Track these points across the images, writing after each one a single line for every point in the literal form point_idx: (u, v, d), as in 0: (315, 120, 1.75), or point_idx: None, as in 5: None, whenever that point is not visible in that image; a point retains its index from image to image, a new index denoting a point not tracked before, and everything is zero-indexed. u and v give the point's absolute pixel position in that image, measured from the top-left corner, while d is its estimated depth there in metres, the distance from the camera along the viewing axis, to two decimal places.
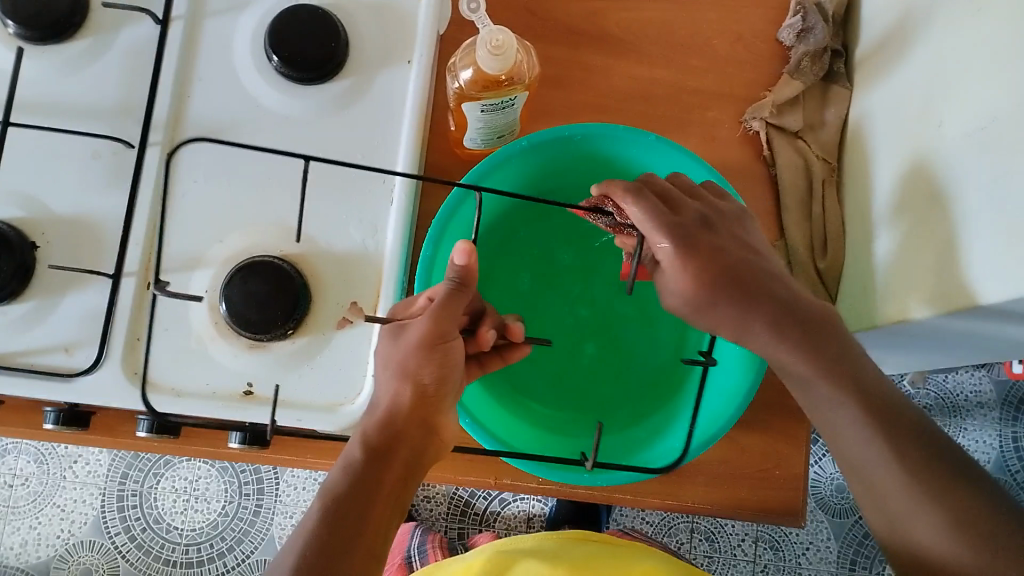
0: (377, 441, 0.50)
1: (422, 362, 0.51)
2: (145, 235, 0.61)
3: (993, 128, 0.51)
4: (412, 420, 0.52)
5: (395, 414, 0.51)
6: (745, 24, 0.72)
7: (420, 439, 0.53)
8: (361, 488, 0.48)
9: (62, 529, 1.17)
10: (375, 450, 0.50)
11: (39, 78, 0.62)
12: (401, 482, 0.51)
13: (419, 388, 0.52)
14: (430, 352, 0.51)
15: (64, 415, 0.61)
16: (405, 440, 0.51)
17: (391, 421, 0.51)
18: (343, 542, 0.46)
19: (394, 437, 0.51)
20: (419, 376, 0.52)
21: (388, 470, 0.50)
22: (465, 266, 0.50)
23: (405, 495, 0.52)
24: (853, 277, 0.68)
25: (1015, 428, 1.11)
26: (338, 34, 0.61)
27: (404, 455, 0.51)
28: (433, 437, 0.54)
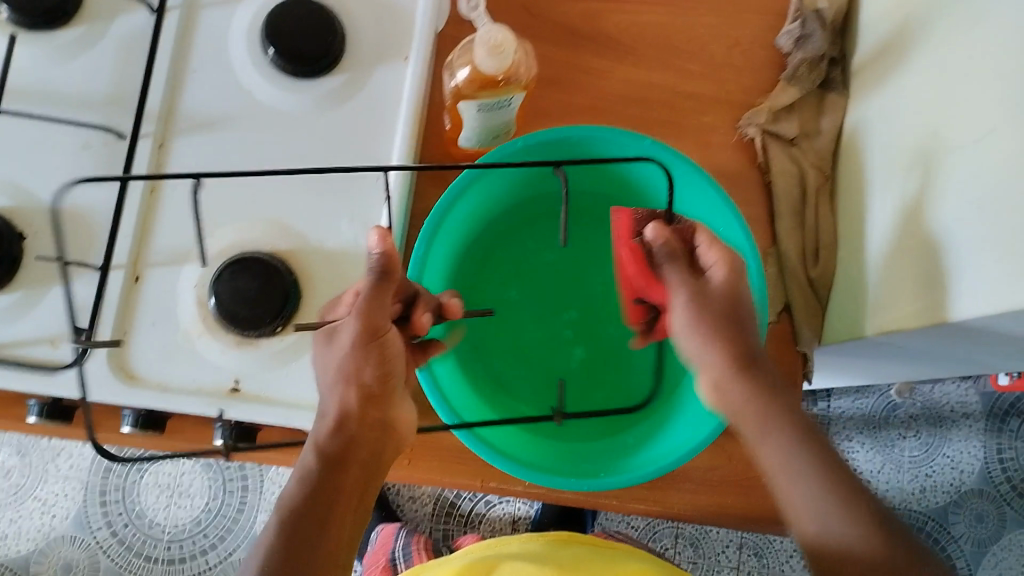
0: (333, 448, 0.50)
1: (362, 362, 0.51)
2: (135, 227, 0.61)
3: (987, 145, 0.51)
4: (367, 423, 0.51)
5: (348, 417, 0.51)
6: (743, 31, 0.72)
7: (378, 438, 0.52)
8: (319, 498, 0.48)
9: (43, 523, 1.16)
10: (331, 458, 0.49)
11: (33, 67, 0.62)
12: (362, 486, 0.51)
13: (363, 390, 0.51)
14: (366, 348, 0.50)
15: (47, 408, 0.61)
16: (360, 443, 0.51)
17: (343, 425, 0.50)
18: (303, 558, 0.46)
19: (349, 442, 0.50)
20: (361, 377, 0.51)
21: (348, 476, 0.50)
22: (383, 255, 0.47)
23: (367, 497, 0.52)
24: (843, 285, 0.69)
25: (999, 441, 1.12)
26: (335, 30, 0.61)
27: (364, 457, 0.51)
28: (391, 433, 0.53)
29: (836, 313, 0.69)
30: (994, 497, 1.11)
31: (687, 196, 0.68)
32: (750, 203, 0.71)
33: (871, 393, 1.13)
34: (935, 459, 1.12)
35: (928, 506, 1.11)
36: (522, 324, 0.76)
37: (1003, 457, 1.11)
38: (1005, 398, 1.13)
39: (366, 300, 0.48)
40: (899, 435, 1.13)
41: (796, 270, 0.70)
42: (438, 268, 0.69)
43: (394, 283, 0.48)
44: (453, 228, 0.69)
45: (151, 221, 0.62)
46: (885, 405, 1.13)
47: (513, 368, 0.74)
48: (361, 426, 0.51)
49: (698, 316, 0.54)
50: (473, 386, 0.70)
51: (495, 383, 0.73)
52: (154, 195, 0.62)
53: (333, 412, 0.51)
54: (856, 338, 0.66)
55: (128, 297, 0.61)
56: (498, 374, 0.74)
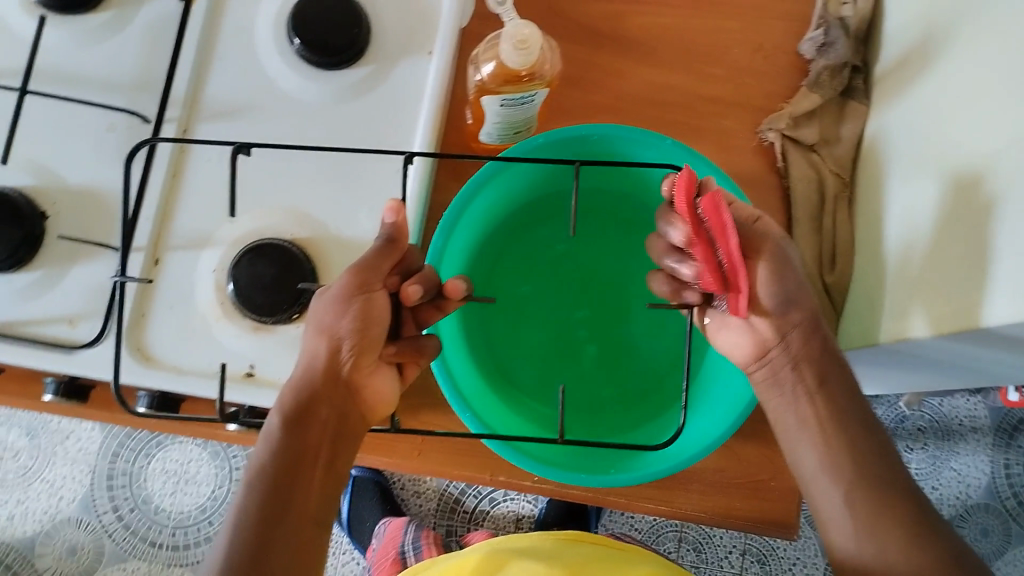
0: (296, 406, 0.50)
1: (340, 313, 0.51)
2: (156, 210, 0.62)
3: (1009, 155, 0.51)
4: (332, 379, 0.51)
5: (310, 373, 0.51)
6: (766, 35, 0.72)
7: (343, 393, 0.52)
8: (288, 456, 0.49)
9: (49, 505, 1.17)
10: (292, 416, 0.50)
11: (61, 50, 0.63)
12: (332, 443, 0.51)
13: (334, 342, 0.51)
14: (347, 300, 0.51)
15: (62, 387, 0.62)
16: (324, 398, 0.51)
17: (309, 384, 0.50)
18: (273, 518, 0.47)
19: (312, 398, 0.50)
20: (336, 330, 0.51)
21: (313, 433, 0.50)
22: (394, 224, 0.51)
23: (341, 454, 0.52)
24: (859, 292, 0.69)
25: (1007, 456, 1.12)
26: (361, 22, 0.62)
27: (329, 413, 0.51)
28: (360, 390, 0.53)
29: (851, 319, 0.70)
30: (999, 512, 1.11)
31: None
32: (767, 207, 0.71)
33: (880, 403, 1.13)
34: (942, 472, 1.12)
35: None
36: (538, 320, 0.76)
37: (1010, 473, 1.11)
38: (1014, 414, 1.13)
39: (366, 258, 0.52)
40: (907, 447, 1.13)
41: (811, 275, 0.70)
42: (455, 261, 0.69)
43: (399, 253, 0.52)
44: (472, 221, 0.69)
45: (172, 205, 0.62)
46: (895, 417, 1.13)
47: (528, 364, 0.75)
48: (325, 384, 0.51)
49: (773, 278, 0.54)
50: (485, 381, 0.71)
51: (506, 377, 0.74)
52: (176, 180, 0.63)
53: (302, 366, 0.51)
54: (871, 345, 0.66)
55: (147, 279, 0.62)
56: (512, 369, 0.74)
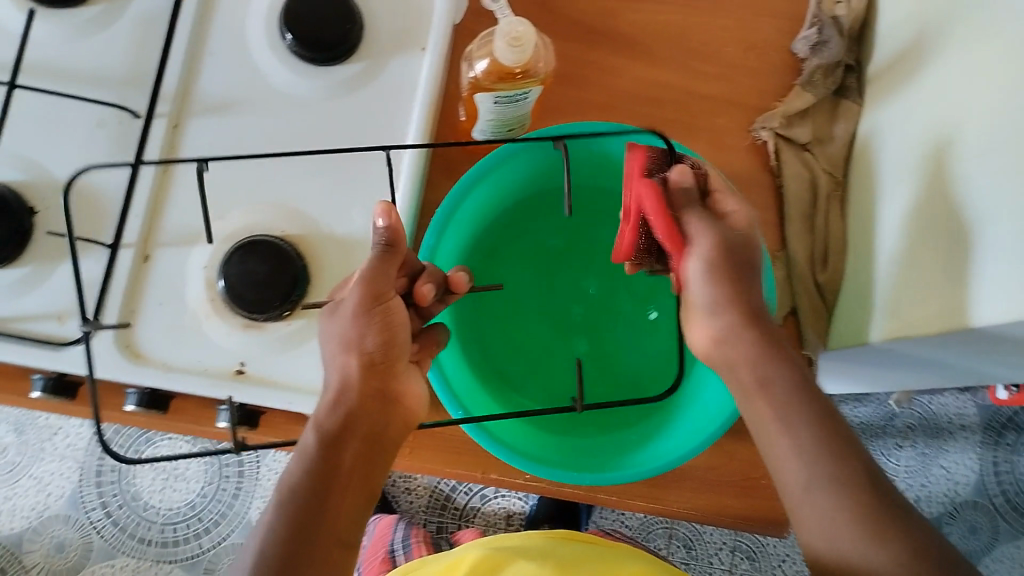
0: (332, 425, 0.49)
1: (363, 328, 0.50)
2: (146, 206, 0.61)
3: (999, 156, 0.52)
4: (367, 395, 0.50)
5: (347, 391, 0.50)
6: (760, 34, 0.72)
7: (381, 413, 0.51)
8: (323, 476, 0.47)
9: (37, 501, 1.16)
10: (329, 435, 0.48)
11: (50, 43, 0.62)
12: (365, 464, 0.50)
13: (365, 358, 0.50)
14: (369, 314, 0.50)
15: (50, 384, 0.61)
16: (360, 416, 0.50)
17: (343, 402, 0.49)
18: (305, 542, 0.45)
19: (348, 417, 0.49)
20: (363, 345, 0.50)
21: (348, 453, 0.49)
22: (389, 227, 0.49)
23: (374, 475, 0.50)
24: (850, 291, 0.69)
25: (996, 453, 1.13)
26: (354, 17, 0.61)
27: (365, 433, 0.50)
28: (396, 407, 0.52)
29: (842, 319, 0.70)
30: (987, 509, 1.11)
31: None
32: (762, 207, 0.71)
33: (870, 402, 1.13)
34: (931, 469, 1.12)
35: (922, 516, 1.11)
36: (530, 318, 0.76)
37: (998, 470, 1.12)
38: (1002, 412, 1.14)
39: (368, 271, 0.50)
40: (896, 444, 1.13)
41: (803, 274, 0.70)
42: (447, 258, 0.69)
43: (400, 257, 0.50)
44: (464, 219, 0.69)
45: (162, 201, 0.62)
46: (884, 414, 1.14)
47: (519, 362, 0.75)
48: (362, 402, 0.50)
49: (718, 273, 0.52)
50: (476, 377, 0.70)
51: (497, 373, 0.74)
52: (166, 175, 0.62)
53: (334, 383, 0.50)
54: (861, 344, 0.66)
55: (137, 276, 0.61)
56: (503, 366, 0.74)
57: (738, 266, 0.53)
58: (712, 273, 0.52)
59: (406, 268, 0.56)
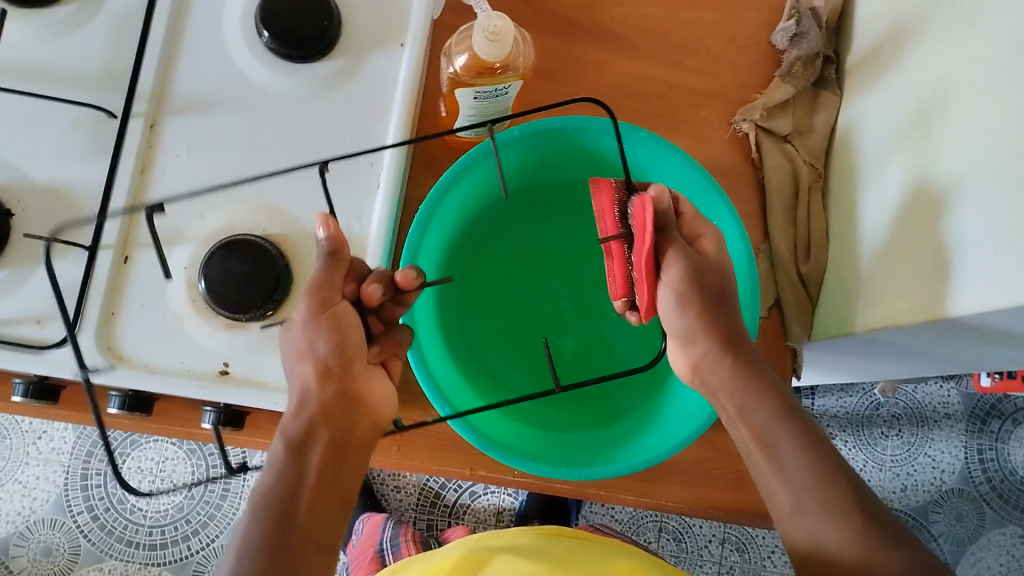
0: (295, 431, 0.49)
1: (313, 335, 0.51)
2: (125, 207, 0.60)
3: (977, 145, 0.52)
4: (329, 398, 0.50)
5: (308, 397, 0.50)
6: (740, 27, 0.72)
7: (345, 416, 0.51)
8: (290, 484, 0.47)
9: (22, 506, 1.15)
10: (294, 442, 0.49)
11: (24, 43, 0.61)
12: (335, 468, 0.49)
13: (320, 363, 0.51)
14: (316, 321, 0.51)
15: (32, 388, 0.60)
16: (323, 420, 0.50)
17: (305, 408, 0.50)
18: (277, 547, 0.45)
19: (311, 422, 0.49)
20: (315, 351, 0.51)
21: (313, 459, 0.49)
22: (331, 237, 0.50)
23: (346, 479, 0.50)
24: (833, 282, 0.69)
25: (980, 441, 1.14)
26: (331, 14, 0.61)
27: (331, 437, 0.50)
28: (360, 410, 0.52)
29: (825, 309, 0.70)
30: (972, 497, 1.12)
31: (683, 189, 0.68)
32: (744, 198, 0.72)
33: (855, 392, 1.14)
34: (917, 458, 1.13)
35: (909, 505, 1.12)
36: (517, 313, 0.76)
37: (983, 457, 1.13)
38: (986, 399, 1.15)
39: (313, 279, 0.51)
40: (882, 433, 1.14)
41: (788, 266, 0.70)
42: (432, 253, 0.68)
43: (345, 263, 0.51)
44: (448, 215, 0.68)
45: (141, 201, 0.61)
46: (869, 405, 1.14)
47: (506, 358, 0.74)
48: (323, 406, 0.50)
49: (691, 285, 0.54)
50: (463, 373, 0.70)
51: (485, 369, 0.73)
52: (145, 175, 0.61)
53: (295, 395, 0.50)
54: (845, 335, 0.66)
55: (117, 277, 0.61)
56: (490, 361, 0.74)
57: (706, 283, 0.55)
58: (684, 299, 0.54)
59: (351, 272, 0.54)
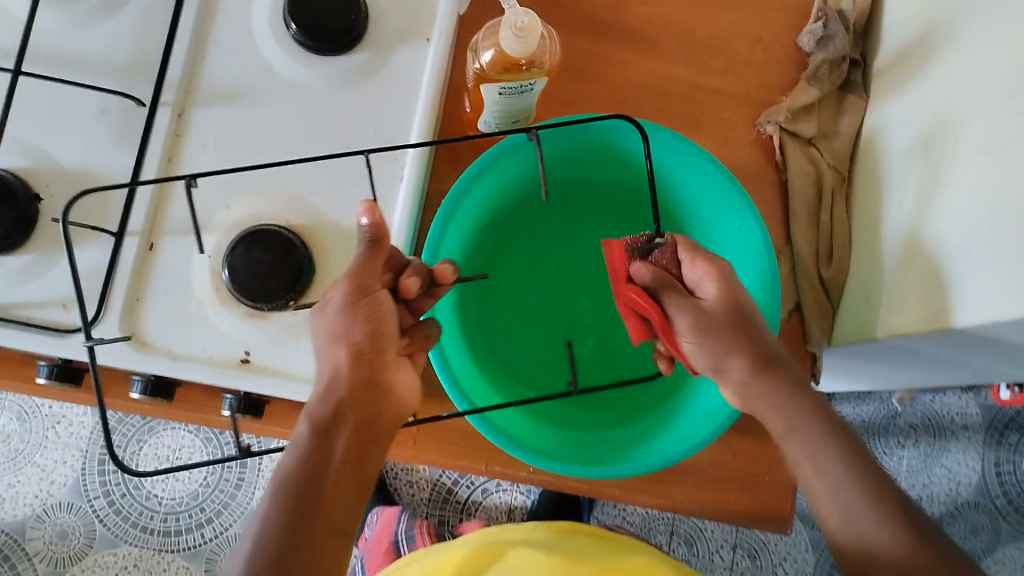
0: (323, 413, 0.49)
1: (350, 321, 0.51)
2: (152, 194, 0.61)
3: (1003, 151, 0.51)
4: (358, 384, 0.51)
5: (337, 380, 0.51)
6: (766, 29, 0.72)
7: (372, 402, 0.52)
8: (317, 462, 0.48)
9: (40, 489, 1.17)
10: (322, 423, 0.49)
11: (57, 31, 0.62)
12: (358, 452, 0.50)
13: (353, 348, 0.51)
14: (354, 306, 0.51)
15: (56, 370, 0.61)
16: (351, 405, 0.50)
17: (334, 391, 0.50)
18: (301, 525, 0.45)
19: (339, 406, 0.50)
20: (350, 337, 0.51)
21: (340, 442, 0.49)
22: (373, 225, 0.51)
23: (367, 465, 0.51)
24: (855, 289, 0.69)
25: (997, 453, 1.12)
26: (359, 8, 0.61)
27: (356, 423, 0.50)
28: (385, 398, 0.53)
29: (846, 315, 0.70)
30: (988, 508, 1.11)
31: (707, 198, 0.69)
32: (766, 201, 0.71)
33: (873, 400, 1.13)
34: (933, 468, 1.12)
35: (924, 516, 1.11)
36: (535, 313, 0.76)
37: (1000, 470, 1.12)
38: (1005, 411, 1.13)
39: (354, 265, 0.52)
40: (898, 442, 1.13)
41: (809, 270, 0.70)
42: (453, 248, 0.69)
43: (385, 251, 0.53)
44: (470, 210, 0.69)
45: (168, 189, 0.62)
46: (886, 414, 1.13)
47: (523, 356, 0.75)
48: (354, 391, 0.51)
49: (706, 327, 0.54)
50: (481, 369, 0.70)
51: (502, 366, 0.73)
52: (171, 164, 0.62)
53: (324, 376, 0.51)
54: (866, 340, 0.66)
55: (142, 264, 0.61)
56: (506, 358, 0.74)
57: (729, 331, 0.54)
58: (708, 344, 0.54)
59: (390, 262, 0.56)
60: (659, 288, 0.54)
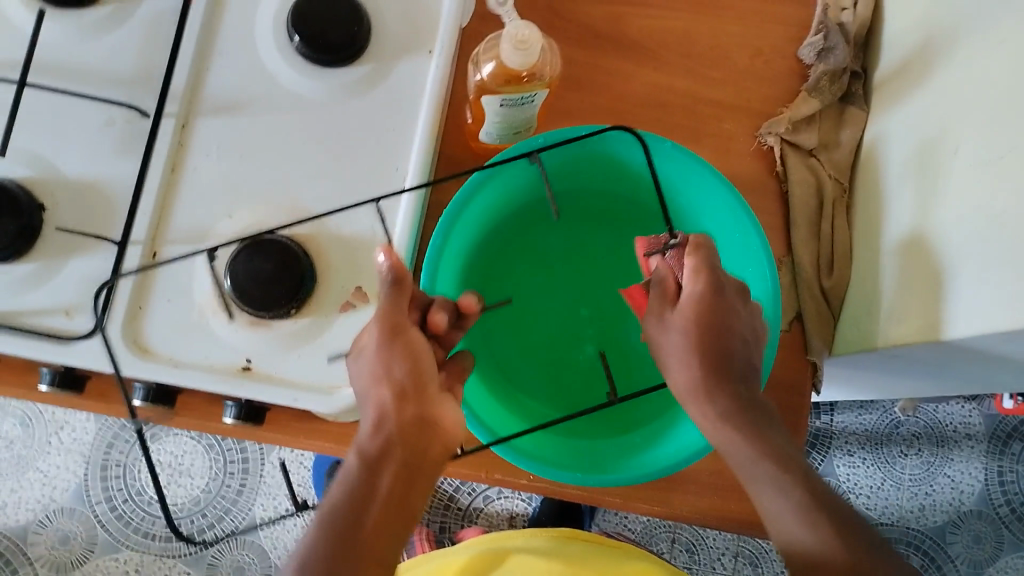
0: (371, 449, 0.49)
1: (389, 360, 0.51)
2: (155, 204, 0.62)
3: (1003, 164, 0.52)
4: (405, 421, 0.51)
5: (385, 418, 0.50)
6: (767, 40, 0.72)
7: (420, 438, 0.51)
8: (358, 499, 0.48)
9: (43, 494, 1.17)
10: (369, 458, 0.49)
11: (61, 42, 0.63)
12: (406, 487, 0.50)
13: (396, 387, 0.51)
14: (390, 345, 0.51)
15: (59, 377, 0.62)
16: (398, 440, 0.50)
17: (381, 428, 0.50)
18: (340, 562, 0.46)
19: (387, 441, 0.50)
20: (392, 376, 0.51)
21: (386, 478, 0.49)
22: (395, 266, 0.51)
23: (416, 498, 0.50)
24: (856, 299, 0.69)
25: (1000, 463, 1.12)
26: (361, 20, 0.62)
27: (404, 459, 0.50)
28: (434, 433, 0.52)
29: (847, 325, 0.70)
30: (991, 518, 1.11)
31: (709, 206, 0.69)
32: (767, 212, 0.71)
33: (874, 409, 1.13)
34: (936, 478, 1.12)
35: (926, 525, 1.11)
36: (535, 324, 0.76)
37: (1003, 479, 1.11)
38: (1008, 421, 1.13)
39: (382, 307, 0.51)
40: (900, 452, 1.13)
41: (811, 280, 0.70)
42: (454, 257, 0.69)
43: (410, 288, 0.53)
44: (471, 218, 0.69)
45: (172, 199, 0.62)
46: (888, 422, 1.13)
47: (524, 364, 0.75)
48: (400, 428, 0.50)
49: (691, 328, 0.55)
50: (482, 376, 0.70)
51: (503, 373, 0.73)
52: (174, 174, 0.63)
53: (369, 416, 0.51)
54: (867, 349, 0.66)
55: (144, 273, 0.61)
56: (506, 366, 0.74)
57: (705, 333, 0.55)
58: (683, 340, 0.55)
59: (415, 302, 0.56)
60: (655, 296, 0.58)
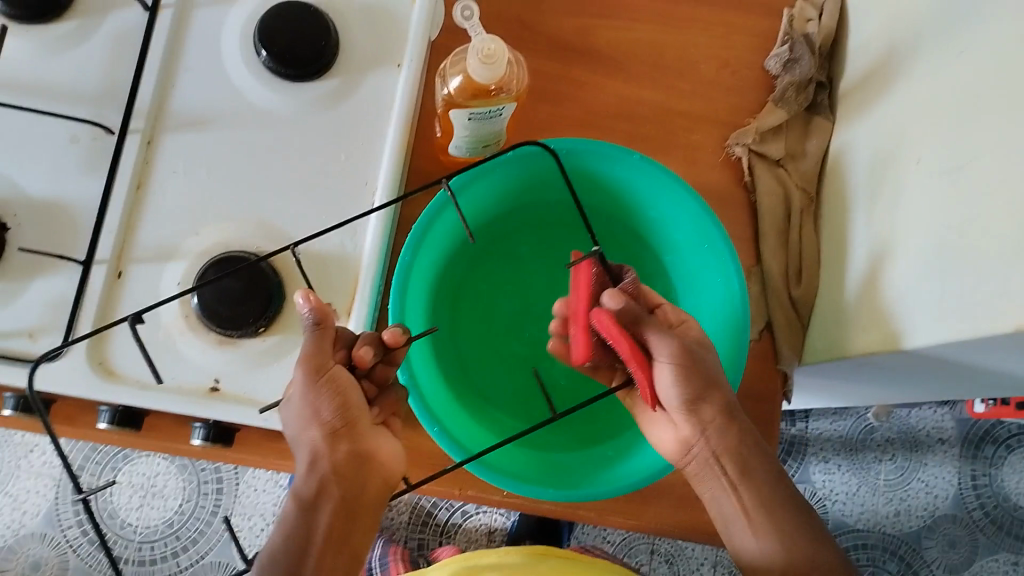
0: (307, 492, 0.50)
1: (316, 402, 0.50)
2: (121, 222, 0.61)
3: (964, 171, 0.52)
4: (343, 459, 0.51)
5: (320, 459, 0.51)
6: (734, 52, 0.73)
7: (357, 475, 0.52)
8: (298, 541, 0.49)
9: (12, 520, 1.15)
10: (305, 500, 0.50)
11: (26, 60, 0.62)
12: (344, 525, 0.51)
13: (327, 427, 0.51)
14: (315, 389, 0.50)
15: (21, 402, 0.60)
16: (334, 480, 0.51)
17: (317, 465, 0.51)
18: None
19: (321, 483, 0.50)
20: (320, 414, 0.51)
21: (323, 517, 0.50)
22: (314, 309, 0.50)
23: (354, 537, 0.51)
24: (825, 307, 0.70)
25: (974, 467, 1.13)
26: (328, 34, 0.61)
27: (341, 497, 0.50)
28: (373, 469, 0.53)
29: (816, 332, 0.70)
30: (966, 522, 1.12)
31: (677, 219, 0.69)
32: (735, 221, 0.72)
33: (849, 415, 1.14)
34: (910, 483, 1.13)
35: (902, 530, 1.12)
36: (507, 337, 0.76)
37: (977, 483, 1.12)
38: (980, 425, 1.14)
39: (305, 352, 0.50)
40: (875, 457, 1.14)
41: (779, 289, 0.70)
42: (424, 272, 0.68)
43: (329, 330, 0.51)
44: (442, 234, 0.68)
45: (137, 216, 0.61)
46: (862, 429, 1.14)
47: (496, 379, 0.74)
48: (335, 468, 0.51)
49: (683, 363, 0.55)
50: (454, 392, 0.69)
51: (474, 387, 0.73)
52: (140, 191, 0.62)
53: (303, 459, 0.51)
54: (835, 357, 0.67)
55: (110, 292, 0.60)
56: (478, 381, 0.73)
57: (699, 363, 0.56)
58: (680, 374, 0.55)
59: (339, 340, 0.55)
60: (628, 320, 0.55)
